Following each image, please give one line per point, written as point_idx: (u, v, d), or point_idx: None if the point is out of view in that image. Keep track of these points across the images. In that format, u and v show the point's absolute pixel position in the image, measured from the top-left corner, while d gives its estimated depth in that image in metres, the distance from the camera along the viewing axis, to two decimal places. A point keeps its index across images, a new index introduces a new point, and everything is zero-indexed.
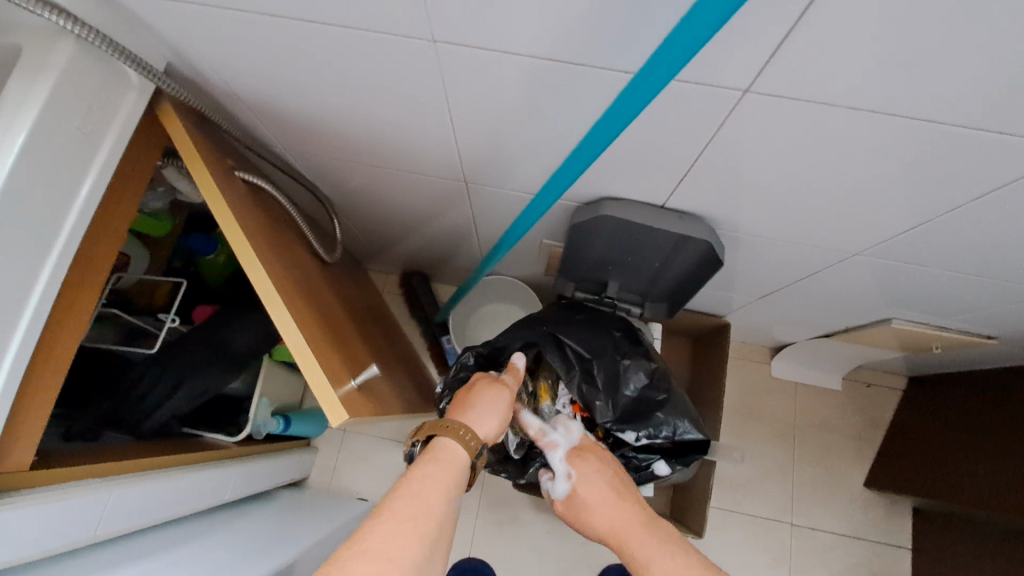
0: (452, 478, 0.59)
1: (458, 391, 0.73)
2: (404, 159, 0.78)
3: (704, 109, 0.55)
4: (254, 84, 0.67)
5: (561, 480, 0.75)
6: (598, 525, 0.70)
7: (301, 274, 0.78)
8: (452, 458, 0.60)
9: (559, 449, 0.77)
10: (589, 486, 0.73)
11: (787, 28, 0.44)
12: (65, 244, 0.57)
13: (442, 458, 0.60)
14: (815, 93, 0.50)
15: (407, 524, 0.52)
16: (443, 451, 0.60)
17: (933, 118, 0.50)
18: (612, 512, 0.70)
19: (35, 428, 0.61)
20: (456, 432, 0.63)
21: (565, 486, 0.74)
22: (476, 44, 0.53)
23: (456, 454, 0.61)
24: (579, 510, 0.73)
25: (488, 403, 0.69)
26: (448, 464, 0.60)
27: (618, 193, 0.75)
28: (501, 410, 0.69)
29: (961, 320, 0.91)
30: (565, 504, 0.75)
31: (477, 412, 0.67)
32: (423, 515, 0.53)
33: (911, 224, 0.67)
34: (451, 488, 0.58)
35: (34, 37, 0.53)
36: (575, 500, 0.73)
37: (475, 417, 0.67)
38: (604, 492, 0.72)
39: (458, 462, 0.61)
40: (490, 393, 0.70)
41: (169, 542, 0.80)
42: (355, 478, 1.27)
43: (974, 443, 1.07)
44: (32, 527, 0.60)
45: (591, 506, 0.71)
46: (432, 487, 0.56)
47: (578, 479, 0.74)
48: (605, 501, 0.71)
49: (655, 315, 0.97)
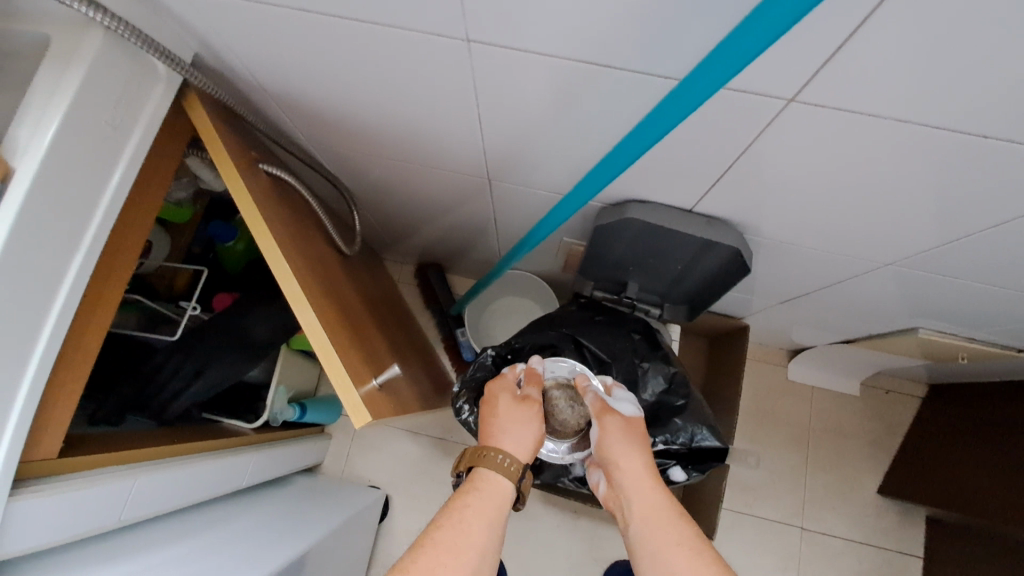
0: (495, 507, 0.60)
1: (483, 410, 0.70)
2: (428, 154, 0.77)
3: (742, 118, 0.54)
4: (280, 76, 0.66)
5: (627, 406, 0.71)
6: (638, 453, 0.65)
7: (321, 268, 0.77)
8: (492, 488, 0.61)
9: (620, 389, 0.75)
10: (642, 432, 0.69)
11: (840, 39, 0.42)
12: (95, 236, 0.57)
13: (483, 490, 0.61)
14: (860, 106, 0.48)
15: (455, 557, 0.54)
16: (483, 481, 0.62)
17: (986, 134, 0.47)
18: (645, 469, 0.64)
19: (66, 418, 0.61)
20: (493, 459, 0.63)
21: (630, 414, 0.70)
22: (511, 45, 0.51)
23: (501, 484, 0.62)
24: (624, 436, 0.67)
25: (517, 417, 0.67)
26: (490, 492, 0.61)
27: (643, 196, 0.73)
28: (532, 422, 0.67)
29: (990, 332, 0.88)
30: (612, 424, 0.68)
31: (510, 430, 0.66)
32: (467, 548, 0.56)
33: (950, 237, 0.65)
34: (495, 515, 0.59)
35: (63, 27, 0.53)
36: (625, 433, 0.67)
37: (506, 435, 0.65)
38: (645, 449, 0.66)
39: (500, 489, 0.62)
40: (517, 410, 0.68)
41: (191, 529, 0.81)
42: (368, 466, 1.29)
43: (991, 456, 1.05)
44: (57, 514, 0.61)
45: (633, 451, 0.65)
46: (473, 517, 0.58)
47: (639, 417, 0.71)
48: (647, 456, 0.65)
49: (674, 317, 0.95)
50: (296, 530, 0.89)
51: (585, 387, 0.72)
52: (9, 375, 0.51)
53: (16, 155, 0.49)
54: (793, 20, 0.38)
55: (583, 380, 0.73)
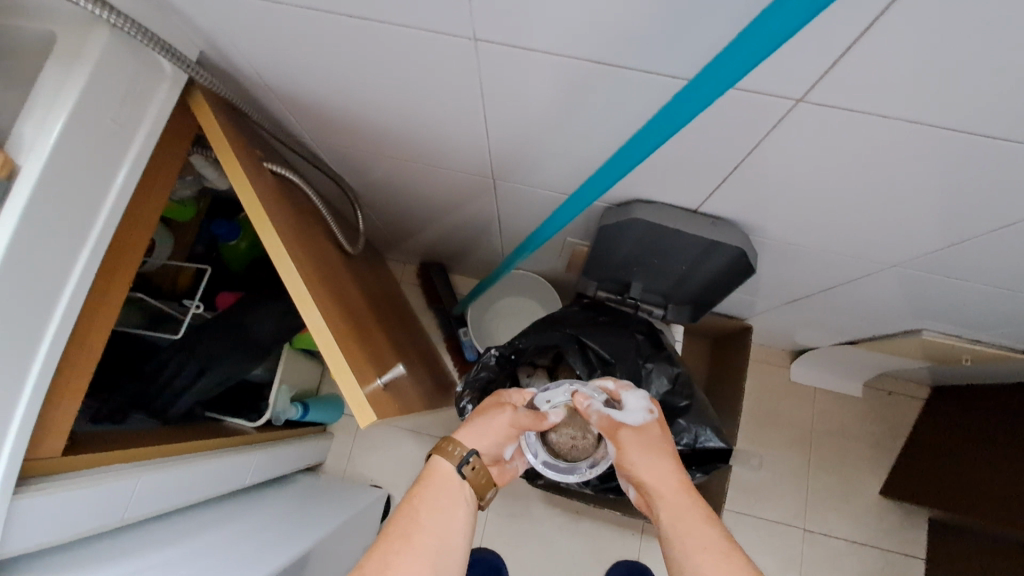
0: (443, 494, 0.62)
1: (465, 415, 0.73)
2: (432, 153, 0.77)
3: (750, 119, 0.53)
4: (285, 74, 0.66)
5: (639, 410, 0.68)
6: (659, 464, 0.65)
7: (325, 267, 0.77)
8: (440, 476, 0.63)
9: (630, 393, 0.70)
10: (661, 437, 0.68)
11: (851, 39, 0.42)
12: (100, 234, 0.57)
13: (432, 478, 0.63)
14: (869, 107, 0.48)
15: (401, 544, 0.57)
16: (434, 470, 0.64)
17: (996, 136, 0.47)
18: (668, 475, 0.65)
19: (70, 416, 0.61)
20: (444, 448, 0.65)
21: (643, 420, 0.68)
22: (518, 45, 0.51)
23: (446, 470, 0.64)
24: (643, 448, 0.66)
25: (481, 415, 0.69)
26: (439, 482, 0.63)
27: (649, 196, 0.73)
28: (493, 420, 0.68)
29: (995, 334, 0.88)
30: (628, 438, 0.67)
31: (471, 426, 0.68)
32: (414, 535, 0.58)
33: (958, 239, 0.64)
34: (442, 501, 0.61)
35: (68, 24, 0.52)
36: (643, 444, 0.66)
37: (464, 429, 0.67)
38: (665, 454, 0.66)
39: (448, 476, 0.63)
40: (484, 409, 0.70)
41: (194, 527, 0.81)
42: (370, 465, 1.29)
43: (994, 459, 1.04)
44: (61, 512, 0.61)
45: (654, 459, 0.66)
46: (421, 506, 0.60)
47: (656, 419, 0.69)
48: (669, 462, 0.66)
49: (678, 318, 0.95)
50: (298, 530, 0.88)
51: (587, 405, 0.67)
52: (13, 373, 0.51)
53: (22, 153, 0.49)
54: (806, 19, 0.37)
55: (582, 399, 0.68)
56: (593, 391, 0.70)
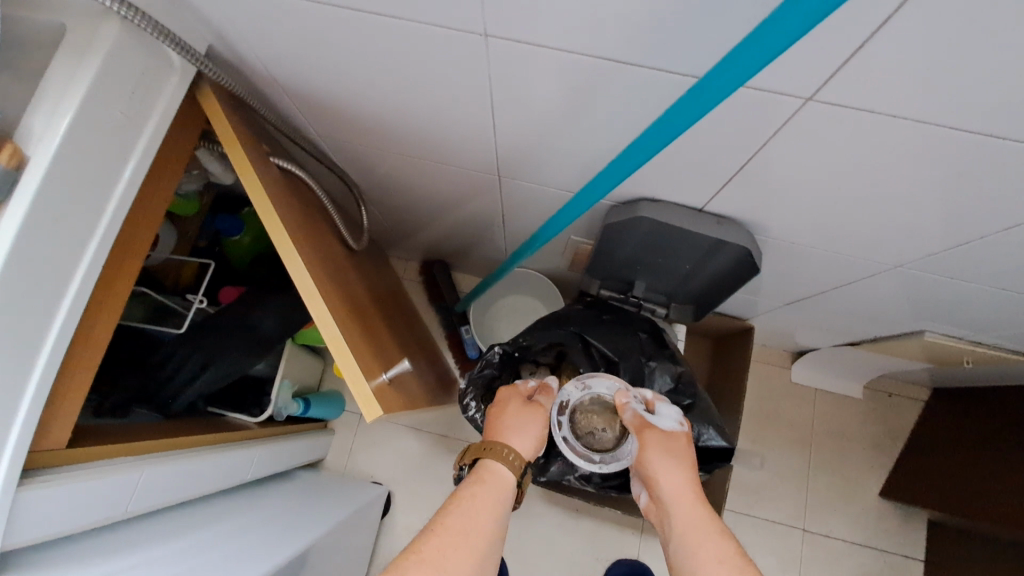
0: (499, 498, 0.62)
1: (491, 410, 0.73)
2: (438, 149, 0.77)
3: (759, 117, 0.53)
4: (292, 68, 0.66)
5: (670, 419, 0.71)
6: (679, 471, 0.65)
7: (331, 262, 0.77)
8: (497, 480, 0.63)
9: (667, 404, 0.73)
10: (685, 449, 0.68)
11: (865, 36, 0.42)
12: (108, 226, 0.57)
13: (488, 478, 0.63)
14: (877, 107, 0.48)
15: (458, 539, 0.56)
16: (489, 472, 0.64)
17: (1005, 136, 0.47)
18: (685, 484, 0.64)
19: (82, 391, 0.61)
20: (500, 452, 0.65)
21: (672, 428, 0.70)
22: (527, 40, 0.51)
23: (502, 476, 0.64)
24: (666, 452, 0.66)
25: (526, 422, 0.70)
26: (497, 486, 0.63)
27: (655, 194, 0.73)
28: (538, 427, 0.70)
29: (997, 336, 0.88)
30: (653, 440, 0.68)
31: (517, 430, 0.69)
32: (472, 532, 0.57)
33: (963, 240, 0.64)
34: (498, 507, 0.61)
35: (79, 17, 0.52)
36: (668, 449, 0.67)
37: (513, 433, 0.68)
38: (687, 465, 0.66)
39: (504, 484, 0.64)
40: (523, 413, 0.71)
41: (196, 522, 0.81)
42: (370, 461, 1.29)
43: (994, 461, 1.04)
44: (64, 504, 0.61)
45: (675, 465, 0.66)
46: (480, 505, 0.60)
47: (684, 432, 0.70)
48: (688, 472, 0.66)
49: (681, 317, 0.96)
50: (299, 526, 0.88)
51: (625, 403, 0.72)
52: (19, 365, 0.51)
53: (30, 143, 0.49)
54: (825, 13, 0.37)
55: (623, 396, 0.72)
56: (634, 395, 0.75)
